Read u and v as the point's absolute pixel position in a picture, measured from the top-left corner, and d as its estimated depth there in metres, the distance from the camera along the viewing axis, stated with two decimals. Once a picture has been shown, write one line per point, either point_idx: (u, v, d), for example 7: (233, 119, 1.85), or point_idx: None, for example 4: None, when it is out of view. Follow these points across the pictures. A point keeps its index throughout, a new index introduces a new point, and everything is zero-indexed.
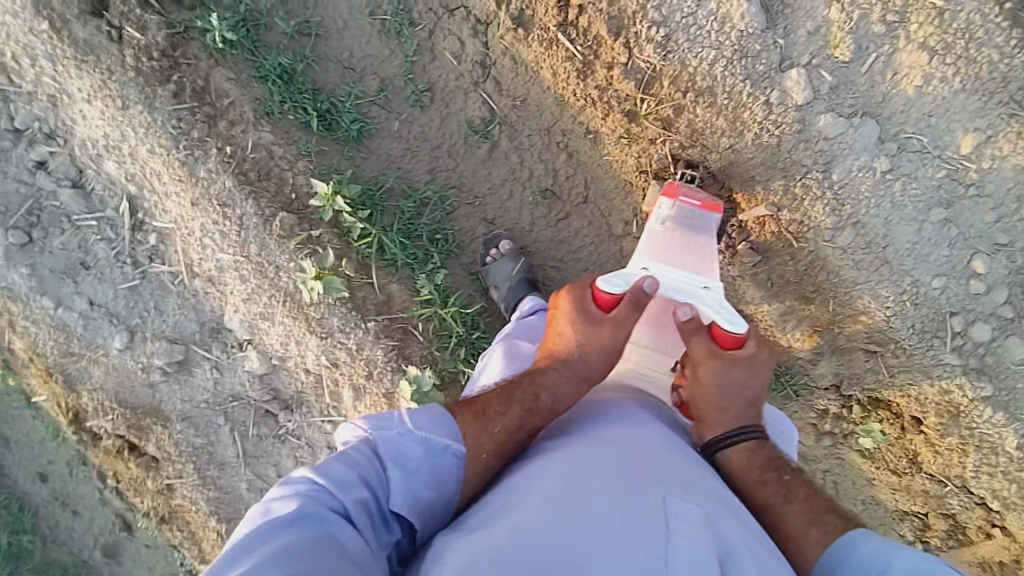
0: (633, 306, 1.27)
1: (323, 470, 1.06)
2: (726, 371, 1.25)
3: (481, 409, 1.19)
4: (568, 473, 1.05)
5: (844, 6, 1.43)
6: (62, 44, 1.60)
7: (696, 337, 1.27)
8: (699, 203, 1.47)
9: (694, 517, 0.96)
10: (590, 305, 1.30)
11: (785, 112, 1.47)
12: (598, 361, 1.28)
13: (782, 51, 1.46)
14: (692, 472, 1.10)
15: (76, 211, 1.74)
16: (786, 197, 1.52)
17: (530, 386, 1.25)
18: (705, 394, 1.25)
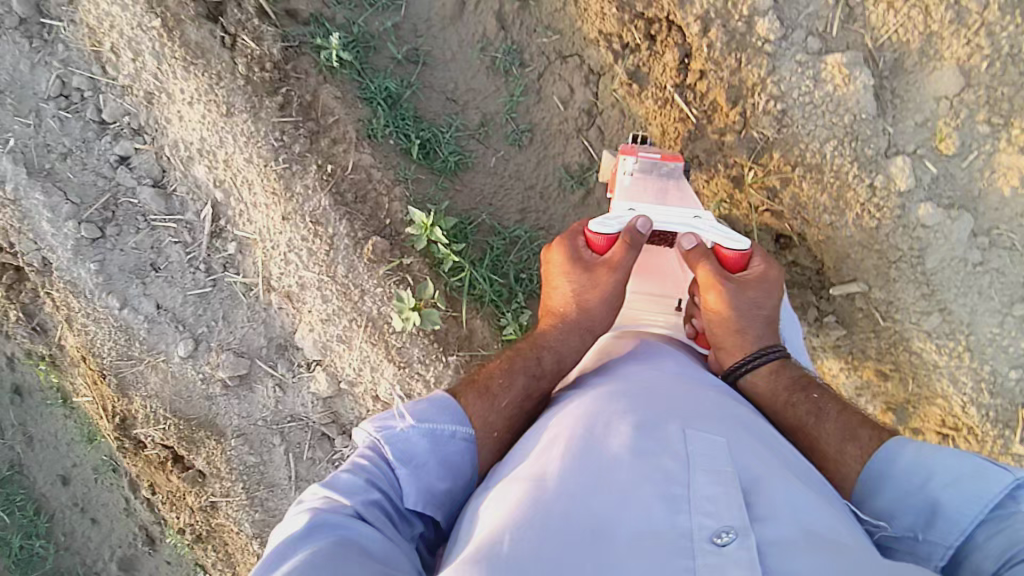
0: (630, 245, 1.32)
1: (334, 481, 1.03)
2: (740, 292, 1.33)
3: (485, 386, 1.21)
4: (583, 425, 1.03)
5: (953, 103, 1.50)
6: (171, 42, 1.57)
7: (704, 263, 1.33)
8: (659, 154, 1.44)
9: (715, 452, 0.95)
10: (585, 253, 1.36)
11: (887, 196, 1.52)
12: (600, 305, 1.34)
13: (889, 139, 1.52)
14: (711, 408, 1.09)
15: (154, 211, 1.70)
16: (878, 275, 1.55)
17: (533, 350, 1.30)
18: (722, 315, 1.33)
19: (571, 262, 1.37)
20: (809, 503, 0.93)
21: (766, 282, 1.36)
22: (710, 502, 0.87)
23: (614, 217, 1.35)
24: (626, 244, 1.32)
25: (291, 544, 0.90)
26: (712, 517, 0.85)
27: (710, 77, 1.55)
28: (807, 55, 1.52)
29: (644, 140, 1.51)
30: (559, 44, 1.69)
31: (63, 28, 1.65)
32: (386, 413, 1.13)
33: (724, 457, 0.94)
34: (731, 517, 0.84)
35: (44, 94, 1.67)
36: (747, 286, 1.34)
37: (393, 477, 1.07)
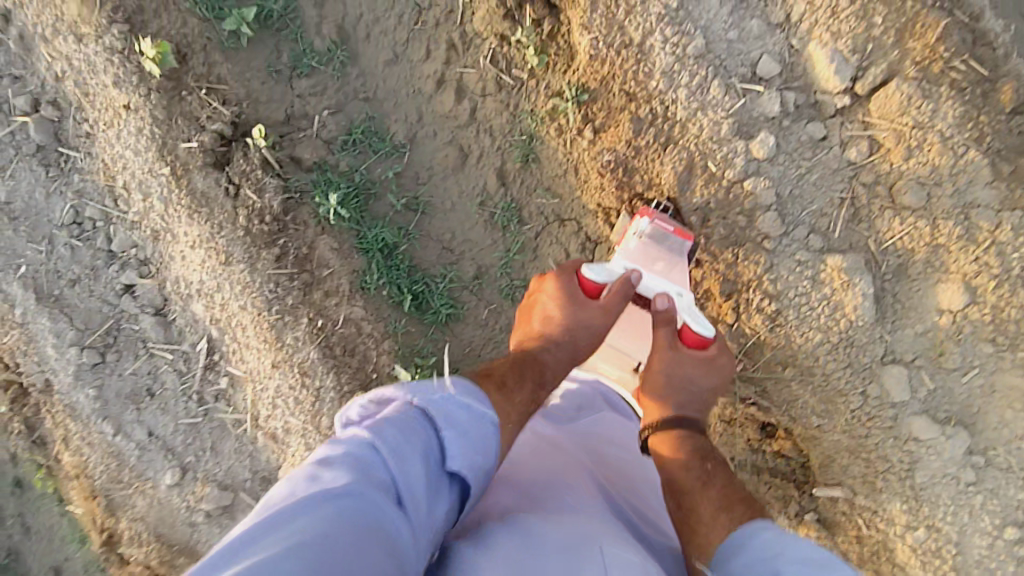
0: (619, 295, 1.33)
1: (355, 445, 0.93)
2: (681, 365, 1.29)
3: (502, 381, 1.21)
4: (488, 557, 0.96)
5: (957, 317, 1.42)
6: (179, 190, 1.63)
7: (662, 327, 1.31)
8: (673, 228, 1.44)
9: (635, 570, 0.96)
10: (576, 288, 1.35)
11: (879, 406, 1.47)
12: (588, 339, 1.33)
13: (887, 347, 1.47)
14: (615, 532, 1.09)
15: (153, 339, 1.75)
16: (863, 484, 1.52)
17: (535, 362, 1.30)
18: (654, 380, 1.31)
19: (569, 293, 1.34)
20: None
21: (715, 365, 1.31)
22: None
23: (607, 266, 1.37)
24: (618, 293, 1.34)
25: (299, 507, 0.80)
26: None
27: (706, 265, 1.54)
28: (808, 253, 1.47)
29: (662, 208, 1.50)
30: (559, 207, 1.66)
31: (78, 159, 1.70)
32: (424, 382, 1.07)
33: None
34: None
35: (57, 221, 1.72)
36: (692, 362, 1.29)
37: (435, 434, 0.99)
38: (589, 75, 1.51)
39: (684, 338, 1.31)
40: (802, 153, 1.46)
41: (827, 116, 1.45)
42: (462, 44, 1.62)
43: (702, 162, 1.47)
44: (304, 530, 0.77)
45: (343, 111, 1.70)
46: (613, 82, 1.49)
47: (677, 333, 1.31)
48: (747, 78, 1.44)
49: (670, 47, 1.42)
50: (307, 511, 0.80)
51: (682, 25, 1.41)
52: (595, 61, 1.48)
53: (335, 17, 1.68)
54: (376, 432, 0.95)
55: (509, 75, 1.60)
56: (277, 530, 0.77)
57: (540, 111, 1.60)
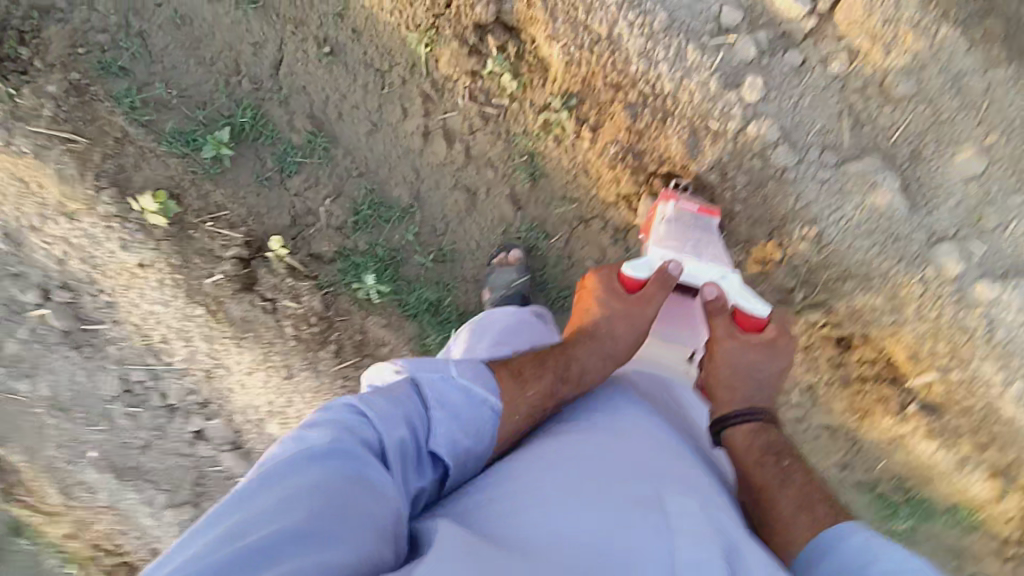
0: (661, 286, 1.34)
1: (363, 406, 1.01)
2: (742, 352, 1.32)
3: (519, 370, 1.16)
4: (568, 470, 0.99)
5: (981, 181, 1.50)
6: (218, 324, 1.63)
7: (719, 318, 1.35)
8: (698, 207, 1.49)
9: (699, 518, 0.91)
10: (615, 287, 1.37)
11: (942, 284, 1.53)
12: (624, 333, 1.31)
13: (929, 229, 1.53)
14: (689, 471, 1.06)
15: (240, 472, 1.74)
16: (953, 360, 1.56)
17: (562, 353, 1.24)
18: (719, 372, 1.32)
19: (603, 292, 1.37)
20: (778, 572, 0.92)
21: (773, 348, 1.34)
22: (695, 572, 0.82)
23: (648, 259, 1.38)
24: (658, 285, 1.34)
25: (298, 462, 0.89)
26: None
27: (737, 217, 1.60)
28: (827, 171, 1.53)
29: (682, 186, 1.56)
30: (579, 210, 1.68)
31: (108, 330, 1.68)
32: (431, 360, 1.12)
33: (704, 521, 0.91)
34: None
35: (107, 396, 1.71)
36: (752, 348, 1.32)
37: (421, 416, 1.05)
38: (569, 81, 1.55)
39: (740, 324, 1.35)
40: (790, 83, 1.53)
41: (798, 42, 1.52)
42: (436, 93, 1.65)
43: (703, 124, 1.53)
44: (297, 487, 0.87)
45: (343, 194, 1.70)
46: (595, 79, 1.53)
47: (733, 321, 1.35)
48: (715, 33, 1.50)
49: (637, 29, 1.48)
50: (303, 468, 0.89)
51: (641, 6, 1.47)
52: (570, 65, 1.53)
53: (305, 109, 1.70)
54: (366, 401, 1.02)
55: (491, 105, 1.63)
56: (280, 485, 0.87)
57: (533, 128, 1.63)
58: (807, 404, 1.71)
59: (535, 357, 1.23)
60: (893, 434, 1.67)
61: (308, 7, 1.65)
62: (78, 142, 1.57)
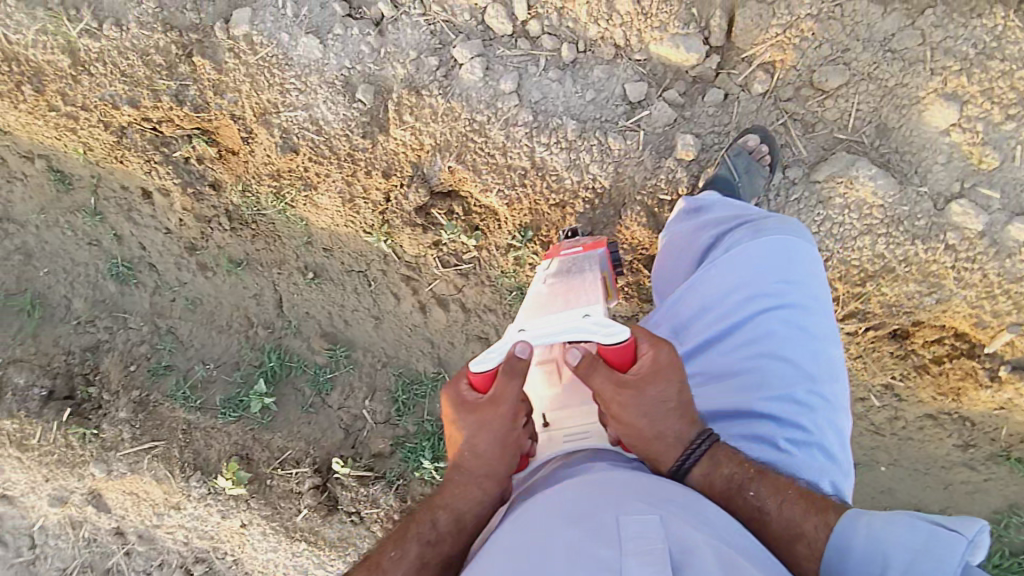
0: (510, 376, 1.00)
1: None
2: (640, 398, 1.01)
3: (376, 560, 1.03)
4: (511, 527, 0.91)
5: (964, 126, 1.40)
6: (324, 547, 1.83)
7: (595, 377, 1.01)
8: (580, 248, 1.38)
9: (651, 533, 0.83)
10: (463, 393, 1.04)
11: (971, 244, 1.44)
12: (485, 449, 1.04)
13: (930, 195, 1.45)
14: (645, 487, 0.96)
15: None
16: (1023, 311, 1.46)
17: (427, 511, 1.07)
18: (634, 430, 1.01)
19: (452, 404, 1.06)
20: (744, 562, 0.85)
21: (666, 370, 1.03)
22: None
23: (492, 349, 1.00)
24: (506, 375, 1.00)
25: None
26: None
27: None
28: (797, 187, 1.49)
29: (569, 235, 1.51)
30: None
31: None
32: None
33: (657, 535, 0.82)
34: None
35: None
36: (646, 383, 1.02)
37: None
38: (519, 216, 1.60)
39: (617, 364, 1.02)
40: (722, 120, 1.50)
41: (713, 80, 1.50)
42: (414, 271, 1.75)
43: (656, 201, 1.53)
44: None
45: (378, 388, 1.84)
46: (540, 205, 1.57)
47: (610, 364, 1.02)
48: (630, 111, 1.51)
49: (555, 146, 1.51)
50: None
51: (550, 124, 1.51)
52: (513, 205, 1.58)
53: (316, 330, 1.85)
54: None
55: (464, 262, 1.71)
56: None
57: (508, 267, 1.69)
58: (891, 402, 1.64)
59: (401, 531, 1.07)
60: (997, 401, 1.57)
61: (281, 246, 1.81)
62: (159, 445, 1.82)
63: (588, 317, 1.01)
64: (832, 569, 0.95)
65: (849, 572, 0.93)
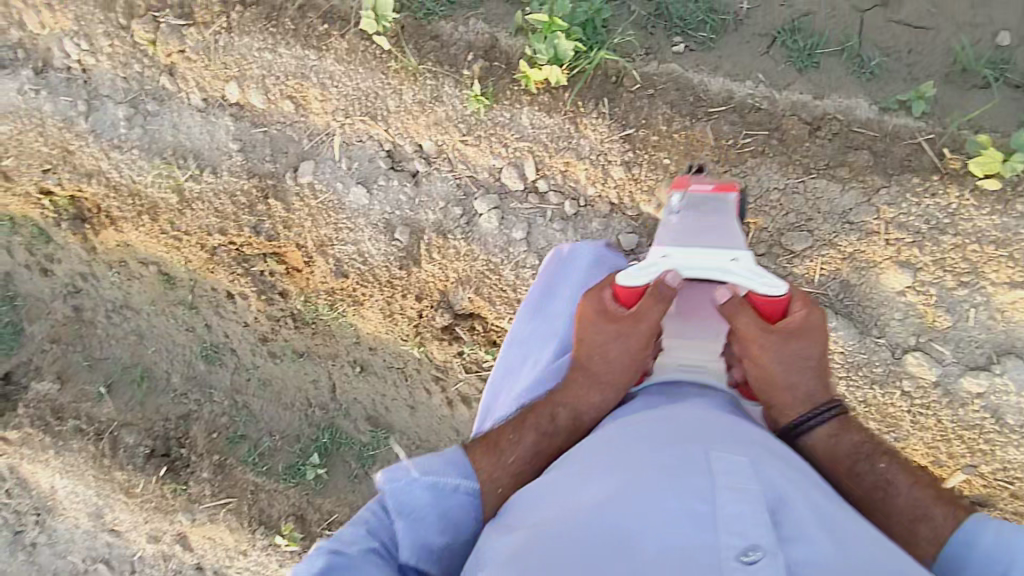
0: (656, 299, 1.26)
1: (336, 534, 1.13)
2: (784, 346, 1.22)
3: (494, 442, 1.23)
4: (614, 447, 1.10)
5: (919, 289, 1.57)
6: None
7: (744, 317, 1.24)
8: (711, 186, 1.44)
9: (744, 474, 0.97)
10: (612, 305, 1.29)
11: (926, 391, 1.60)
12: (622, 358, 1.26)
13: (889, 345, 1.61)
14: (742, 434, 1.10)
15: None
16: (977, 454, 1.61)
17: (546, 407, 1.27)
18: (769, 372, 1.23)
19: (594, 311, 1.29)
20: (831, 514, 0.97)
21: (809, 330, 1.24)
22: (737, 523, 0.89)
23: (645, 266, 1.27)
24: (652, 297, 1.26)
25: None
26: (740, 538, 0.87)
27: None
28: None
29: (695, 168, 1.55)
30: None
31: None
32: (393, 464, 1.17)
33: (750, 474, 0.97)
34: (756, 536, 0.87)
35: None
36: (792, 336, 1.23)
37: (393, 527, 1.15)
38: None
39: (763, 313, 1.25)
40: None
41: None
42: (443, 372, 2.06)
43: None
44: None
45: None
46: None
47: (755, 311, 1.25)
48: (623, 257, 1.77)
49: None
50: None
51: None
52: None
53: (363, 413, 2.19)
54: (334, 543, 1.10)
55: (485, 368, 2.00)
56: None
57: None
58: None
59: (517, 419, 1.28)
60: None
61: (335, 342, 2.15)
62: (232, 501, 2.20)
63: (738, 260, 1.25)
64: (952, 555, 1.12)
65: (971, 561, 1.10)
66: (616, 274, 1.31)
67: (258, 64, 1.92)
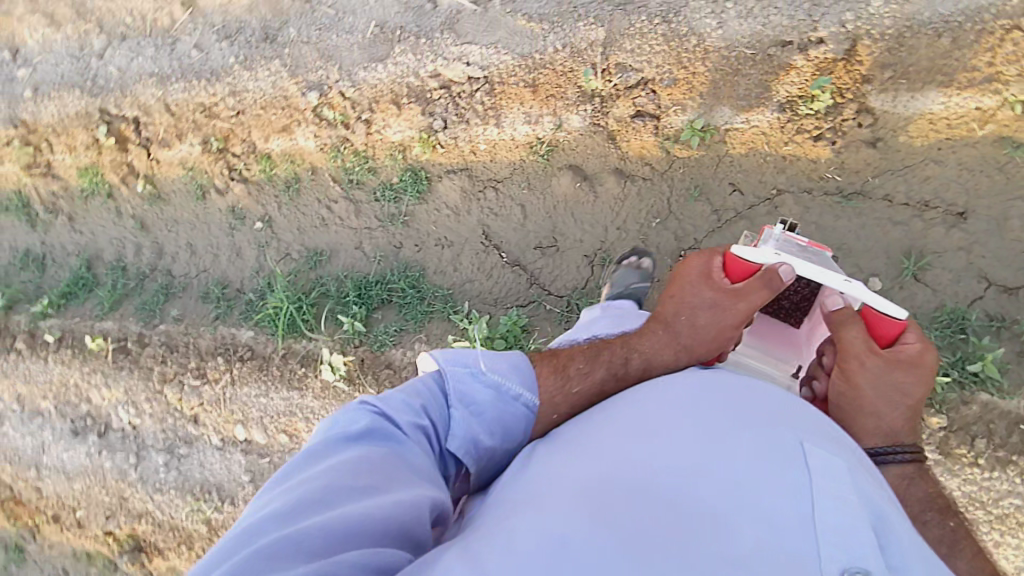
0: (761, 284, 1.35)
1: (386, 397, 1.19)
2: (885, 371, 1.27)
3: (563, 364, 1.35)
4: (686, 406, 1.09)
5: None
6: None
7: (850, 328, 1.31)
8: (812, 237, 1.53)
9: (836, 476, 0.98)
10: (718, 274, 1.41)
11: None
12: (711, 322, 1.35)
13: None
14: (822, 429, 1.10)
15: None
16: None
17: (624, 350, 1.38)
18: (859, 391, 1.28)
19: (700, 272, 1.43)
20: (930, 549, 0.97)
21: (921, 366, 1.27)
22: (839, 537, 0.89)
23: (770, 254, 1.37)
24: (761, 282, 1.35)
25: (339, 443, 1.08)
26: (845, 559, 0.87)
27: None
28: None
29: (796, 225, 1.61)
30: None
31: None
32: (463, 352, 1.28)
33: (846, 482, 0.97)
34: (864, 561, 0.86)
35: None
36: (894, 365, 1.28)
37: (448, 413, 1.21)
38: None
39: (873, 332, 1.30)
40: None
41: None
42: None
43: None
44: (323, 482, 0.98)
45: None
46: None
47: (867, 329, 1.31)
48: None
49: None
50: (343, 448, 1.07)
51: None
52: None
53: None
54: (384, 406, 1.15)
55: None
56: (235, 532, 0.96)
57: None
58: None
59: (590, 351, 1.39)
60: None
61: None
62: None
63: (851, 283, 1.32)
64: None
65: None
66: (733, 245, 1.42)
67: (255, 407, 2.29)
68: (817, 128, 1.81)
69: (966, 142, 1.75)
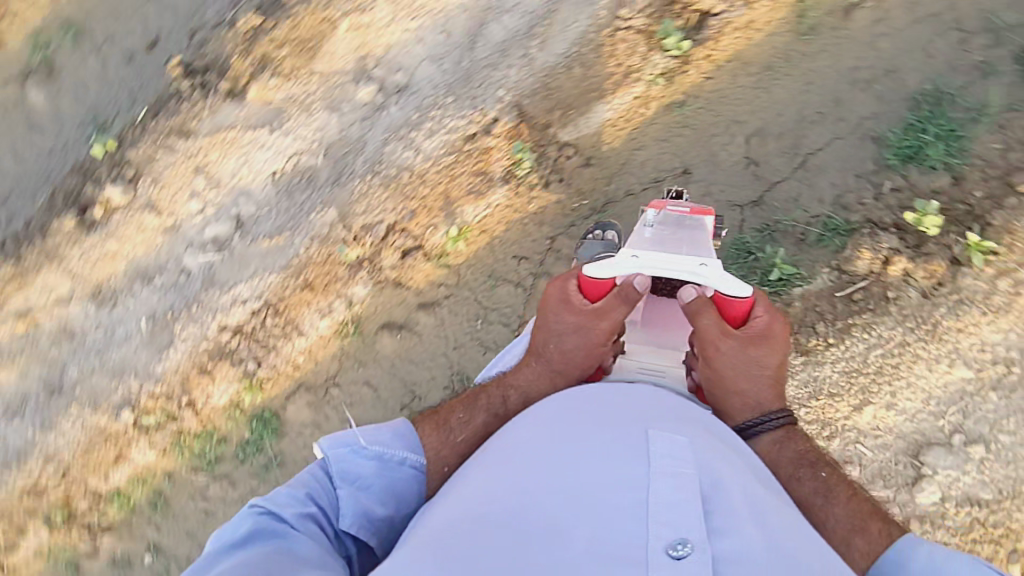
0: (621, 299, 1.41)
1: (274, 495, 1.21)
2: (739, 352, 1.38)
3: (444, 419, 1.44)
4: (548, 425, 1.23)
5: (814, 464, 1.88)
6: None
7: (705, 314, 1.40)
8: (686, 208, 1.63)
9: (678, 454, 1.10)
10: (577, 298, 1.44)
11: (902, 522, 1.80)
12: (576, 348, 1.42)
13: None
14: (667, 411, 1.25)
15: None
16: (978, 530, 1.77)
17: (500, 389, 1.49)
18: (720, 374, 1.39)
19: (558, 297, 1.46)
20: (764, 506, 1.09)
21: (770, 337, 1.40)
22: (666, 516, 0.99)
23: (631, 259, 1.37)
24: (620, 295, 1.41)
25: (226, 551, 1.08)
26: (670, 534, 0.96)
27: None
28: None
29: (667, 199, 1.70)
30: None
31: None
32: (342, 431, 1.32)
33: (687, 458, 1.09)
34: (686, 532, 0.96)
35: None
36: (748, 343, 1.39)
37: (335, 495, 1.26)
38: None
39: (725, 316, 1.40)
40: None
41: None
42: None
43: None
44: None
45: None
46: None
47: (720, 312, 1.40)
48: None
49: None
50: (229, 555, 1.07)
51: None
52: None
53: None
54: (271, 506, 1.16)
55: None
56: None
57: None
58: None
59: (471, 399, 1.49)
60: None
61: None
62: None
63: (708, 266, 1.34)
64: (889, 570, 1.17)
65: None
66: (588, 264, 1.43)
67: None
68: (539, 178, 2.11)
69: (648, 121, 2.11)
